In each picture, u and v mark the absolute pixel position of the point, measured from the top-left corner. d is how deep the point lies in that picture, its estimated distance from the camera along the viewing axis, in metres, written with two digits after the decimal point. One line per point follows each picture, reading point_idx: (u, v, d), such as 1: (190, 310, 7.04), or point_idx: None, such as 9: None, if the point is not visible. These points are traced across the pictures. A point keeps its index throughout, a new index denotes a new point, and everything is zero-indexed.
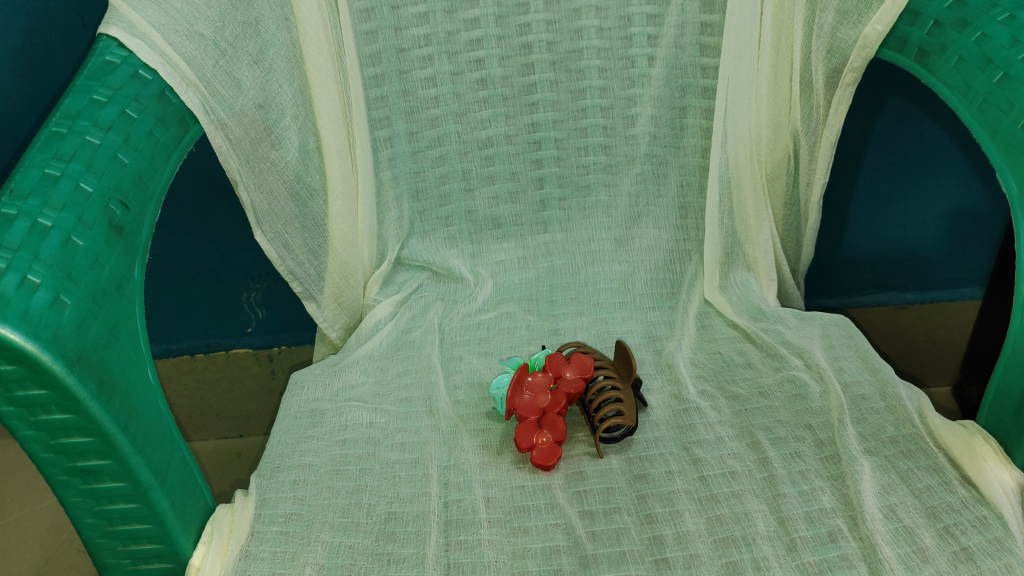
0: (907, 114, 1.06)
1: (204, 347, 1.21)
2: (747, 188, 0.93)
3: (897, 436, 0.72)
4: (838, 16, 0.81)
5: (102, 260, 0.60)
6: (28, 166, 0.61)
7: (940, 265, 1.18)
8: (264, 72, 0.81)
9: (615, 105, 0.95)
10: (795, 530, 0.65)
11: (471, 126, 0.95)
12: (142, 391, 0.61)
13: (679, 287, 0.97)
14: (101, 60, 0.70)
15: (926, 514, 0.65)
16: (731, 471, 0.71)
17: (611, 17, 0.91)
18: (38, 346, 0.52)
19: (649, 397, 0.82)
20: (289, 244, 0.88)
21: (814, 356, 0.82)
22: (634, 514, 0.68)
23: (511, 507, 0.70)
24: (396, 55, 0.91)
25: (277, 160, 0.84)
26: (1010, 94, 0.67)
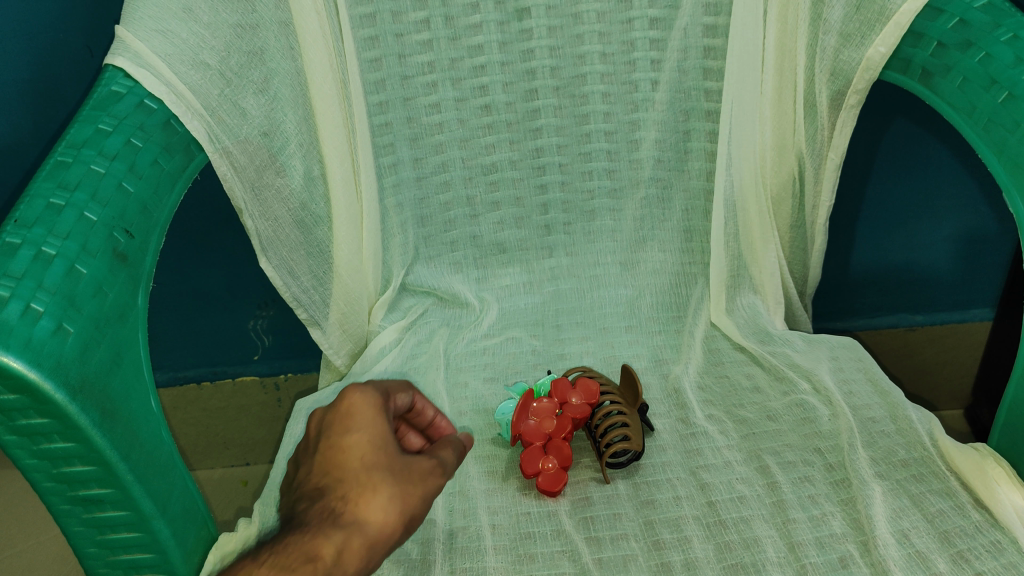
0: (912, 135, 1.05)
1: (210, 375, 1.21)
2: (752, 211, 0.93)
3: (909, 459, 0.71)
4: (841, 38, 0.81)
5: (105, 287, 0.60)
6: (33, 196, 0.62)
7: (948, 286, 1.17)
8: (269, 101, 0.81)
9: (619, 130, 0.96)
10: (806, 556, 0.64)
11: (476, 151, 0.96)
12: (145, 419, 0.61)
13: (685, 310, 0.97)
14: (108, 90, 0.71)
15: (939, 539, 0.63)
16: (740, 495, 0.70)
17: (614, 43, 0.91)
18: (40, 374, 0.52)
19: (656, 421, 0.81)
20: (294, 270, 0.88)
21: (822, 380, 0.81)
22: (640, 540, 0.67)
23: (517, 534, 0.69)
24: (400, 82, 0.91)
25: (281, 187, 0.85)
26: (1015, 114, 0.66)
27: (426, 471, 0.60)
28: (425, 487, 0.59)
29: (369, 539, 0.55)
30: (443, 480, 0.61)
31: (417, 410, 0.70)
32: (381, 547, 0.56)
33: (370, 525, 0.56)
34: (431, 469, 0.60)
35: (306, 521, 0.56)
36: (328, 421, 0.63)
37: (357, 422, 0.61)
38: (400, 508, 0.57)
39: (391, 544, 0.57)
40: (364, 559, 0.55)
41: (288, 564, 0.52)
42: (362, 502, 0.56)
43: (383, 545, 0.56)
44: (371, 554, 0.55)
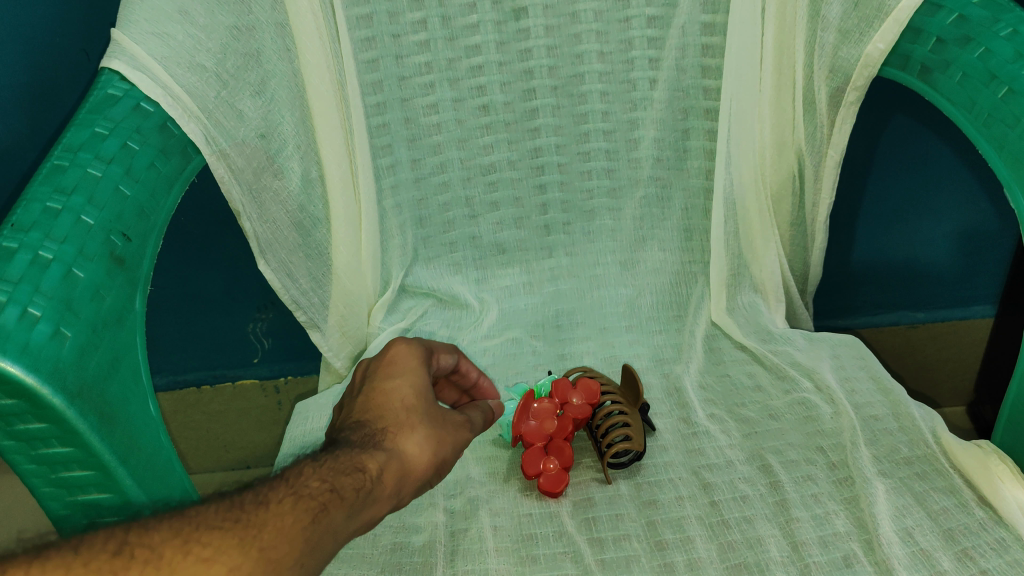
0: (911, 132, 1.04)
1: (210, 379, 1.21)
2: (751, 209, 0.92)
3: (912, 457, 0.71)
4: (840, 35, 0.81)
5: (102, 291, 0.60)
6: (30, 200, 0.62)
7: (949, 283, 1.17)
8: (266, 103, 0.81)
9: (618, 129, 0.96)
10: (809, 555, 0.64)
11: (474, 152, 0.96)
12: (144, 423, 0.60)
13: (686, 308, 0.97)
14: (104, 93, 0.71)
15: (943, 538, 0.63)
16: (742, 495, 0.70)
17: (611, 42, 0.91)
18: (38, 379, 0.52)
19: (657, 421, 0.81)
20: (293, 273, 0.88)
21: (824, 378, 0.80)
22: (643, 541, 0.67)
23: (519, 536, 0.69)
24: (398, 83, 0.91)
25: (279, 190, 0.84)
26: (1015, 109, 0.66)
27: (459, 423, 0.61)
28: (457, 435, 0.60)
29: (405, 470, 0.55)
30: (469, 437, 0.62)
31: (462, 372, 0.70)
32: (412, 480, 0.56)
33: (407, 456, 0.56)
34: (464, 423, 0.62)
35: (348, 441, 0.55)
36: (372, 369, 0.62)
37: (401, 369, 0.61)
38: (436, 448, 0.58)
39: (420, 482, 0.57)
40: (398, 489, 0.54)
41: (336, 473, 0.51)
42: (404, 434, 0.57)
43: (413, 480, 0.56)
44: (404, 484, 0.55)
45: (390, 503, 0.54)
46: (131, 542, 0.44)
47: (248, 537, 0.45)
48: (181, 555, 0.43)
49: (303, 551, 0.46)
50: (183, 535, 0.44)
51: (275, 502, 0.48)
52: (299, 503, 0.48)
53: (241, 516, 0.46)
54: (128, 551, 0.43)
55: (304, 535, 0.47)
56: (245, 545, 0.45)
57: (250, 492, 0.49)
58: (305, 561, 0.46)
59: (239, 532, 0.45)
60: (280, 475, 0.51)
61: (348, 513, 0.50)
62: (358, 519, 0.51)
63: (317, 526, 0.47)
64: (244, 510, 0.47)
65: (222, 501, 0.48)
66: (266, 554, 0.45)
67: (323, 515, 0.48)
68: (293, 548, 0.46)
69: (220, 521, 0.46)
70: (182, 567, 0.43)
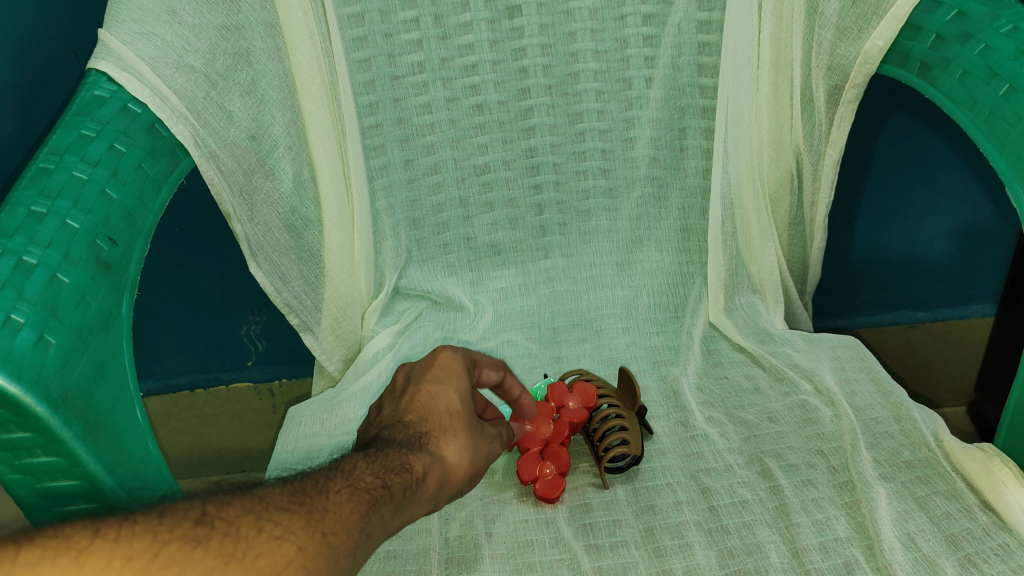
0: (911, 130, 1.03)
1: (204, 382, 1.20)
2: (749, 208, 0.91)
3: (914, 461, 0.70)
4: (838, 33, 0.79)
5: (88, 296, 0.59)
6: (14, 204, 0.60)
7: (950, 281, 1.16)
8: (256, 103, 0.80)
9: (613, 128, 0.94)
10: (810, 562, 0.63)
11: (468, 152, 0.94)
12: (130, 430, 0.59)
13: (683, 309, 0.96)
14: (91, 94, 0.69)
15: (946, 543, 0.62)
16: (742, 500, 0.69)
17: (606, 40, 0.90)
18: (21, 387, 0.50)
19: (655, 424, 0.79)
20: (286, 275, 0.87)
21: (823, 380, 0.79)
22: (641, 547, 0.66)
23: (515, 543, 0.68)
24: (390, 83, 0.90)
25: (270, 191, 0.83)
26: (1016, 107, 0.65)
27: (496, 433, 0.61)
28: (493, 443, 0.60)
29: (444, 475, 0.55)
30: (501, 449, 0.62)
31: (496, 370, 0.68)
32: (450, 485, 0.56)
33: (447, 461, 0.56)
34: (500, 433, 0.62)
35: (393, 440, 0.56)
36: (418, 370, 0.62)
37: (449, 376, 0.60)
38: (475, 455, 0.58)
39: (457, 488, 0.57)
40: (436, 493, 0.55)
41: (386, 470, 0.53)
42: (446, 440, 0.57)
43: (452, 484, 0.56)
44: (443, 489, 0.55)
45: (429, 505, 0.55)
46: (212, 513, 0.47)
47: (313, 520, 0.48)
48: (256, 531, 0.46)
49: (358, 541, 0.49)
50: (256, 513, 0.47)
51: (335, 489, 0.50)
52: (356, 494, 0.50)
53: (306, 500, 0.49)
54: (210, 521, 0.46)
55: (360, 524, 0.49)
56: (310, 526, 0.47)
57: (311, 480, 0.51)
58: (360, 550, 0.49)
59: (305, 514, 0.48)
60: (337, 465, 0.53)
61: (397, 509, 0.51)
62: (404, 516, 0.52)
63: (372, 517, 0.50)
64: (308, 495, 0.50)
65: (288, 483, 0.50)
66: (328, 538, 0.47)
67: (379, 505, 0.50)
68: (350, 536, 0.48)
69: (288, 503, 0.49)
70: (256, 543, 0.46)
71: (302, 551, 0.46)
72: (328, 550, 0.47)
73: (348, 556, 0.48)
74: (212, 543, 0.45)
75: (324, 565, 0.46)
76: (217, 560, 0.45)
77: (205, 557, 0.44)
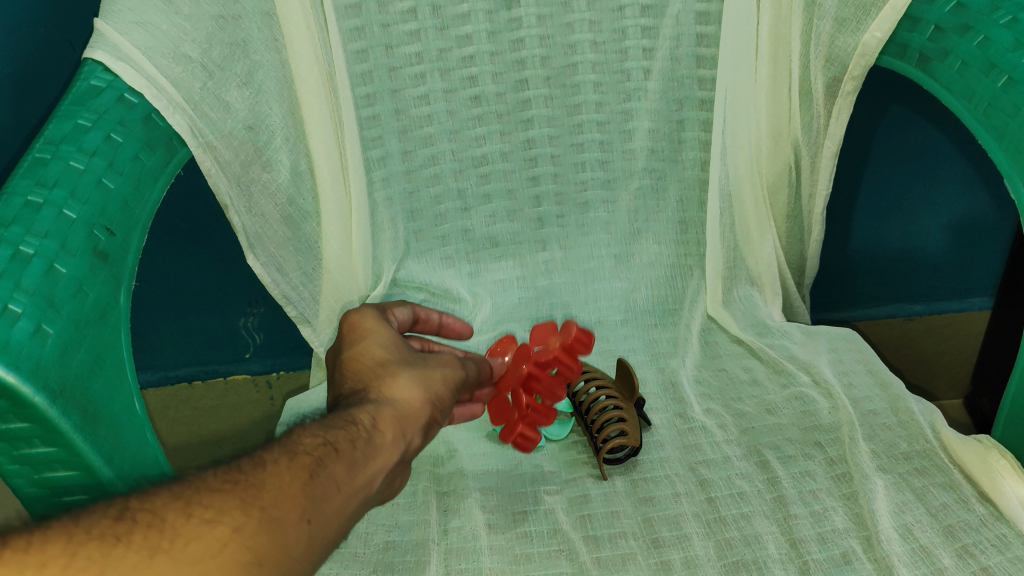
0: (909, 122, 1.03)
1: (202, 374, 1.19)
2: (747, 200, 0.91)
3: (911, 452, 0.70)
4: (837, 24, 0.79)
5: (86, 287, 0.58)
6: (10, 194, 0.60)
7: (947, 273, 1.16)
8: (253, 94, 0.79)
9: (611, 120, 0.94)
10: (808, 552, 0.63)
11: (466, 143, 0.94)
12: (128, 421, 0.59)
13: (682, 302, 0.97)
14: (87, 84, 0.69)
15: (943, 534, 0.62)
16: (739, 491, 0.69)
17: (605, 31, 0.89)
18: (19, 377, 0.50)
19: (653, 416, 0.80)
20: (283, 267, 0.86)
21: (821, 372, 0.80)
22: (639, 538, 0.66)
23: (513, 533, 0.67)
24: (388, 74, 0.89)
25: (268, 182, 0.83)
26: (1015, 99, 0.65)
27: (446, 361, 0.59)
28: (447, 372, 0.58)
29: (402, 415, 0.53)
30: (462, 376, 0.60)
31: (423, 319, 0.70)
32: (417, 422, 0.54)
33: (400, 402, 0.54)
34: (452, 361, 0.60)
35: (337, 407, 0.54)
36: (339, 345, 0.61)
37: (365, 331, 0.60)
38: (427, 388, 0.56)
39: (425, 422, 0.55)
40: (402, 432, 0.52)
41: (328, 428, 0.49)
42: (389, 383, 0.55)
43: (417, 422, 0.54)
44: (405, 426, 0.53)
45: (399, 449, 0.52)
46: (135, 508, 0.42)
47: (247, 496, 0.43)
48: (185, 518, 0.41)
49: (310, 509, 0.44)
50: (184, 500, 0.43)
51: (270, 463, 0.46)
52: (296, 461, 0.46)
53: (238, 476, 0.44)
54: (132, 516, 0.41)
55: (307, 491, 0.45)
56: (246, 503, 0.43)
57: (244, 456, 0.46)
58: (315, 518, 0.44)
59: (240, 492, 0.43)
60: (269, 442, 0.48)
61: (349, 467, 0.48)
62: (366, 471, 0.49)
63: (317, 481, 0.46)
64: (242, 471, 0.45)
65: (217, 467, 0.46)
66: (268, 511, 0.43)
67: (324, 469, 0.46)
68: (298, 506, 0.44)
69: (220, 484, 0.44)
70: (183, 530, 0.41)
71: (237, 531, 0.41)
72: (272, 525, 0.43)
73: (300, 527, 0.43)
74: (134, 538, 0.40)
75: (269, 539, 0.42)
76: (142, 555, 0.39)
77: (127, 553, 0.39)
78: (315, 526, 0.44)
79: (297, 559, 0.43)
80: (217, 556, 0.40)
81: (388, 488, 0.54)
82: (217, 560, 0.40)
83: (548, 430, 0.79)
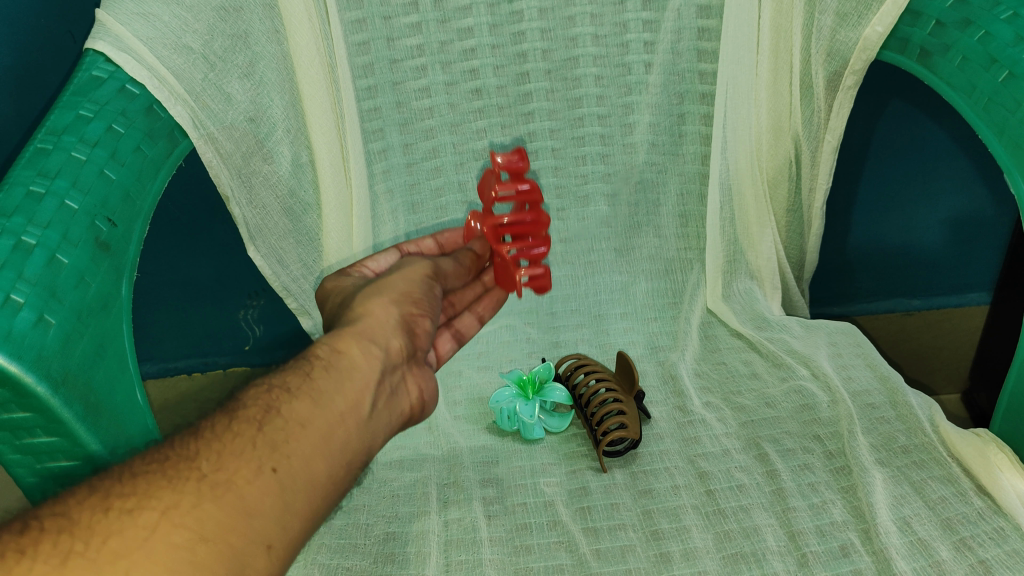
0: (909, 117, 1.03)
1: (201, 366, 1.20)
2: (747, 194, 0.92)
3: (910, 446, 0.71)
4: (838, 18, 0.79)
5: (88, 277, 0.58)
6: (11, 184, 0.60)
7: (946, 268, 1.16)
8: (254, 86, 0.79)
9: (612, 113, 0.94)
10: (806, 545, 0.63)
11: (467, 136, 0.94)
12: (130, 411, 0.59)
13: (682, 296, 0.97)
14: (88, 75, 0.68)
15: (941, 527, 0.63)
16: (738, 484, 0.69)
17: (606, 24, 0.89)
18: (21, 367, 0.50)
19: (653, 409, 0.80)
20: (284, 259, 0.87)
21: (820, 365, 0.80)
22: (639, 530, 0.66)
23: (513, 525, 0.67)
24: (389, 66, 0.89)
25: (269, 174, 0.83)
26: (1016, 94, 0.64)
27: (407, 273, 0.65)
28: (410, 279, 0.64)
29: (368, 326, 0.58)
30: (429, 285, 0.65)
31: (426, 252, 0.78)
32: (387, 325, 0.59)
33: (365, 318, 0.59)
34: (415, 270, 0.66)
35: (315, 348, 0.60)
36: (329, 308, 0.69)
37: (337, 295, 0.68)
38: (391, 296, 0.61)
39: (395, 328, 0.59)
40: (367, 343, 0.56)
41: (284, 372, 0.53)
42: (357, 310, 0.60)
43: (388, 327, 0.59)
44: (369, 336, 0.57)
45: (376, 352, 0.56)
46: (41, 517, 0.40)
47: (183, 470, 0.44)
48: (103, 513, 0.41)
49: (269, 456, 0.46)
50: (99, 495, 0.42)
51: (205, 435, 0.47)
52: (238, 421, 0.48)
53: (171, 455, 0.45)
54: (39, 526, 0.40)
55: (258, 443, 0.47)
56: (182, 479, 0.43)
57: (173, 439, 0.47)
58: (279, 462, 0.46)
59: (169, 471, 0.44)
60: (194, 424, 0.49)
61: (306, 403, 0.50)
62: (332, 397, 0.52)
63: (267, 429, 0.48)
64: (172, 451, 0.46)
65: (136, 458, 0.46)
66: (210, 477, 0.44)
67: (269, 420, 0.48)
68: (254, 459, 0.46)
69: (150, 466, 0.44)
70: (104, 524, 0.40)
71: (170, 510, 0.41)
72: (221, 489, 0.44)
73: (265, 474, 0.45)
74: (42, 546, 0.38)
75: (218, 502, 0.43)
76: (52, 564, 0.38)
77: (35, 564, 0.38)
78: (284, 468, 0.46)
79: (271, 506, 0.45)
80: (147, 543, 0.39)
81: (394, 396, 0.57)
82: (145, 547, 0.39)
83: (548, 423, 0.78)
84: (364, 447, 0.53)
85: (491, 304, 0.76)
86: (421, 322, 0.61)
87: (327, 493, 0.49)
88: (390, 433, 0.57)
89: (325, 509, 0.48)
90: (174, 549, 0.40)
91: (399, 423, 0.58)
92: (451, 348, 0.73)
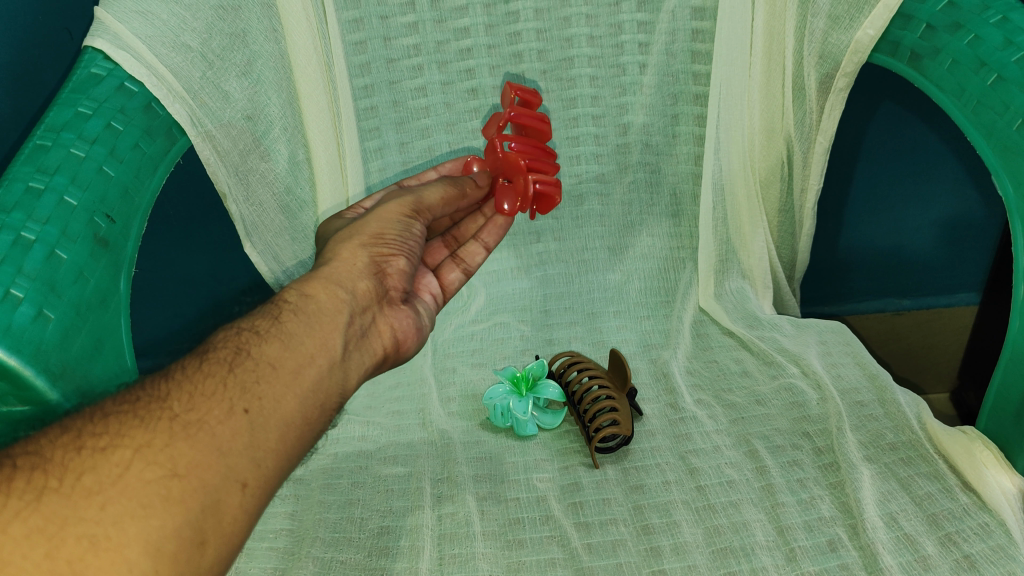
0: (900, 119, 1.04)
1: None
2: (739, 194, 0.92)
3: (897, 443, 0.72)
4: (830, 21, 0.80)
5: (86, 272, 0.59)
6: (11, 180, 0.60)
7: (934, 269, 1.18)
8: (252, 84, 0.80)
9: (607, 113, 0.95)
10: (795, 540, 0.64)
11: (462, 135, 0.95)
12: None
13: (674, 295, 0.98)
14: (87, 72, 0.69)
15: (928, 522, 0.64)
16: (729, 480, 0.70)
17: (601, 26, 0.90)
18: (20, 361, 0.51)
19: (644, 406, 0.81)
20: (279, 255, 0.88)
21: (811, 364, 0.81)
22: (630, 525, 0.67)
23: (506, 520, 0.68)
24: (386, 65, 0.90)
25: (265, 172, 0.84)
26: (1005, 97, 0.65)
27: (381, 213, 0.67)
28: (384, 219, 0.66)
29: (336, 271, 0.61)
30: (403, 228, 0.66)
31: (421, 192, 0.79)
32: (356, 267, 0.62)
33: (334, 262, 0.62)
34: (388, 209, 0.67)
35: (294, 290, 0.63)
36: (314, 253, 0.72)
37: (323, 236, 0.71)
38: (361, 238, 0.64)
39: (363, 271, 0.62)
40: (332, 289, 0.59)
41: (250, 317, 0.56)
42: (329, 254, 0.63)
43: (356, 269, 0.62)
44: (333, 282, 0.60)
45: (343, 293, 0.59)
46: (15, 455, 0.42)
47: (155, 409, 0.46)
48: (76, 452, 0.42)
49: (240, 398, 0.48)
50: (71, 434, 0.43)
51: (175, 377, 0.49)
52: (207, 363, 0.50)
53: (141, 395, 0.47)
54: (12, 463, 0.41)
55: (228, 385, 0.49)
56: (154, 419, 0.45)
57: (143, 381, 0.49)
58: (250, 404, 0.48)
59: (141, 411, 0.45)
60: (165, 368, 0.51)
61: (275, 346, 0.53)
62: (301, 338, 0.54)
63: (238, 371, 0.50)
64: (143, 392, 0.47)
65: (106, 401, 0.47)
66: (182, 417, 0.46)
67: (237, 363, 0.50)
68: (225, 401, 0.48)
69: (120, 406, 0.46)
70: (78, 461, 0.42)
71: (140, 448, 0.43)
72: (194, 429, 0.45)
73: (237, 415, 0.47)
74: (16, 483, 0.40)
75: (187, 438, 0.44)
76: (26, 500, 0.39)
77: (9, 499, 0.39)
78: (255, 409, 0.48)
79: (244, 445, 0.46)
80: (121, 479, 0.41)
81: (368, 336, 0.60)
82: (120, 483, 0.41)
83: (542, 419, 0.80)
84: (339, 387, 0.55)
85: (495, 232, 0.77)
86: (394, 262, 0.64)
87: (302, 432, 0.50)
88: (367, 372, 0.59)
89: (300, 446, 0.50)
90: (149, 485, 0.41)
91: (376, 361, 0.61)
92: (459, 278, 0.76)
